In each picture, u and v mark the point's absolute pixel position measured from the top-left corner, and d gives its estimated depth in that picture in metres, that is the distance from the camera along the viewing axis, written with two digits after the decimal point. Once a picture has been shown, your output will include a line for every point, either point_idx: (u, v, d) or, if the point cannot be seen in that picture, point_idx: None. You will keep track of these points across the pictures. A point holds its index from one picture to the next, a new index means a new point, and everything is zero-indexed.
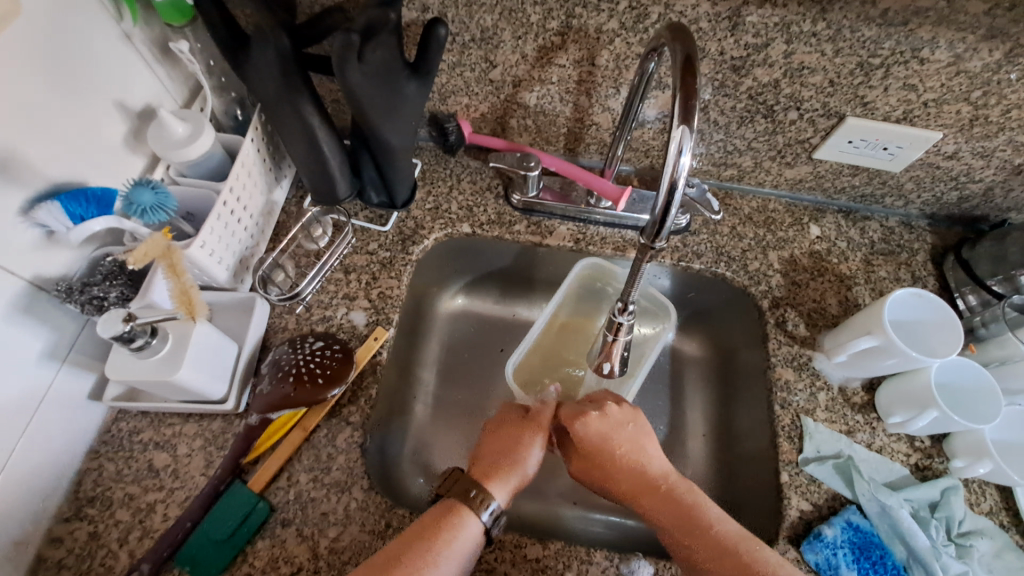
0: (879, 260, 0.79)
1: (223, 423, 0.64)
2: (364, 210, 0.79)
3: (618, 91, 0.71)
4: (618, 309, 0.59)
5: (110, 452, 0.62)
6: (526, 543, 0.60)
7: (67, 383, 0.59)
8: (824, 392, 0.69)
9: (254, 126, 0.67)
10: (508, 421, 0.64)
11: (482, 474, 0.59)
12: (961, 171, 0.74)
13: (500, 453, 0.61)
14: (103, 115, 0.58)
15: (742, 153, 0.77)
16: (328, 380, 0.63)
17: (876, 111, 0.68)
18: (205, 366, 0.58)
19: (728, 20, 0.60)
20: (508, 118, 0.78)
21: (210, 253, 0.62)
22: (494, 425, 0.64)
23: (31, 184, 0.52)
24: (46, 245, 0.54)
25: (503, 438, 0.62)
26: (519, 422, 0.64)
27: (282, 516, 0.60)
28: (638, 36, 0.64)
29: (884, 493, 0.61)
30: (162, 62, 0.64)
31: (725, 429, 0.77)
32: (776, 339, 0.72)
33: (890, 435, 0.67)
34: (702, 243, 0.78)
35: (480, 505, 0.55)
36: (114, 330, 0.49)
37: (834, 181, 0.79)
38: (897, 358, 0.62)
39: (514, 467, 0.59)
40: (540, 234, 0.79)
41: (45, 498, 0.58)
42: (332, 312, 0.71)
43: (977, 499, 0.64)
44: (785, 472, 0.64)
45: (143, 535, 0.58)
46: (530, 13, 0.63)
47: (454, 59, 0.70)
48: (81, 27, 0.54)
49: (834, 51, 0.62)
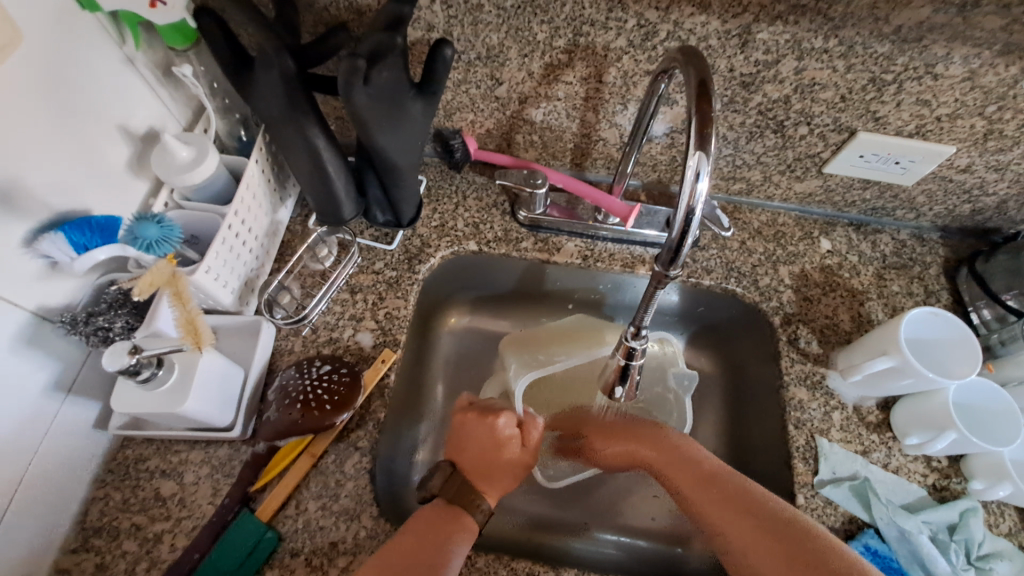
0: (891, 274, 0.77)
1: (230, 450, 0.63)
2: (369, 228, 0.78)
3: (625, 108, 0.70)
4: (631, 333, 0.58)
5: (117, 481, 0.61)
6: (538, 571, 0.58)
7: (72, 413, 0.58)
8: (839, 411, 0.68)
9: (258, 147, 0.67)
10: (465, 422, 0.65)
11: (474, 476, 0.62)
12: (973, 184, 0.73)
13: (480, 451, 0.63)
14: (106, 141, 0.57)
15: (751, 167, 0.76)
16: (335, 406, 0.62)
17: (887, 126, 0.67)
18: (212, 395, 0.58)
19: (738, 37, 0.59)
20: (514, 134, 0.77)
21: (215, 278, 0.61)
22: (454, 429, 0.66)
23: (35, 215, 0.51)
24: (49, 276, 0.53)
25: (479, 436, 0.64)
26: (475, 421, 0.65)
27: (290, 546, 0.59)
28: (646, 54, 0.63)
29: (902, 516, 0.60)
30: (165, 85, 0.64)
31: (737, 447, 0.76)
32: (789, 357, 0.71)
33: (907, 455, 0.66)
34: (711, 258, 0.77)
35: (475, 507, 0.59)
36: (119, 363, 0.49)
37: (844, 194, 0.78)
38: (913, 379, 0.61)
39: (496, 465, 0.63)
40: (547, 252, 0.78)
41: (52, 529, 0.57)
42: (338, 334, 0.71)
43: (995, 520, 0.63)
44: (801, 495, 0.63)
45: (150, 567, 0.57)
46: (536, 32, 0.63)
47: (459, 76, 0.69)
48: (84, 54, 0.53)
49: (846, 67, 0.61)
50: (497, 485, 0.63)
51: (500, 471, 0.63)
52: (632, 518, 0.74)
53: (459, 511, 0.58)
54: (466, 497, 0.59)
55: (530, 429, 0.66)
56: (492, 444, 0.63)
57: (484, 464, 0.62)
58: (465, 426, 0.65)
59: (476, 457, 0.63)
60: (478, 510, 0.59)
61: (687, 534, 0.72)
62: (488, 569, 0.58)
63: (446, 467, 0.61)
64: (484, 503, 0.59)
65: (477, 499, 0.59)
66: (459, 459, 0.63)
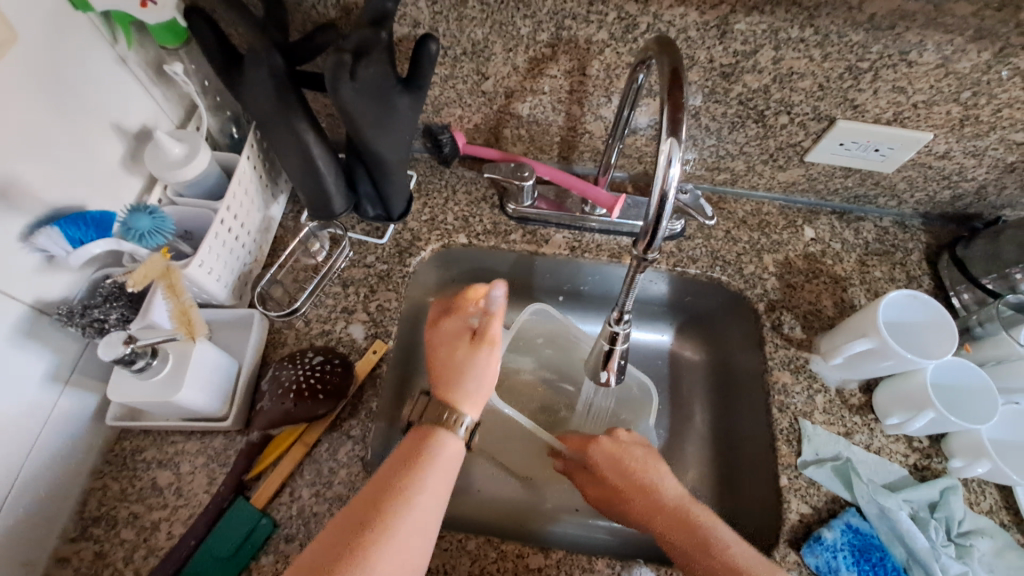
0: (874, 260, 0.79)
1: (225, 440, 0.64)
2: (360, 223, 0.80)
3: (609, 100, 0.72)
4: (614, 317, 0.60)
5: (114, 472, 0.63)
6: (528, 553, 0.60)
7: (69, 404, 0.60)
8: (822, 394, 0.69)
9: (249, 144, 0.68)
10: (434, 326, 0.60)
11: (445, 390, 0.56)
12: (953, 170, 0.74)
13: (448, 357, 0.57)
14: (100, 138, 0.59)
15: (735, 157, 0.77)
16: (328, 395, 0.64)
17: (865, 114, 0.68)
18: (206, 384, 0.59)
19: (716, 28, 0.61)
20: (501, 128, 0.79)
21: (208, 271, 0.63)
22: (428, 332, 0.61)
23: (30, 210, 0.52)
24: (47, 270, 0.55)
25: (444, 336, 0.58)
26: (444, 319, 0.60)
27: (285, 532, 0.60)
28: (628, 46, 0.64)
29: (883, 494, 0.62)
30: (157, 83, 0.65)
31: (724, 433, 0.77)
32: (772, 343, 0.72)
33: (888, 436, 0.67)
34: (697, 247, 0.79)
35: (453, 422, 0.54)
36: (115, 353, 0.50)
37: (826, 183, 0.79)
38: (893, 360, 0.63)
39: (463, 372, 0.56)
40: (535, 243, 0.79)
41: (51, 518, 0.58)
42: (331, 326, 0.72)
43: (976, 498, 0.65)
44: (785, 476, 0.64)
45: (148, 554, 0.58)
46: (520, 26, 0.64)
47: (446, 72, 0.71)
48: (77, 53, 0.55)
49: (822, 56, 0.62)
50: (472, 391, 0.56)
51: (465, 377, 0.56)
52: None
53: (433, 433, 0.53)
54: (436, 413, 0.54)
55: (491, 321, 0.57)
56: (453, 344, 0.58)
57: (450, 371, 0.56)
58: (433, 330, 0.60)
59: (445, 362, 0.57)
60: (459, 426, 0.54)
61: None
62: (478, 552, 0.60)
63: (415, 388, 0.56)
64: (462, 416, 0.54)
65: (450, 414, 0.54)
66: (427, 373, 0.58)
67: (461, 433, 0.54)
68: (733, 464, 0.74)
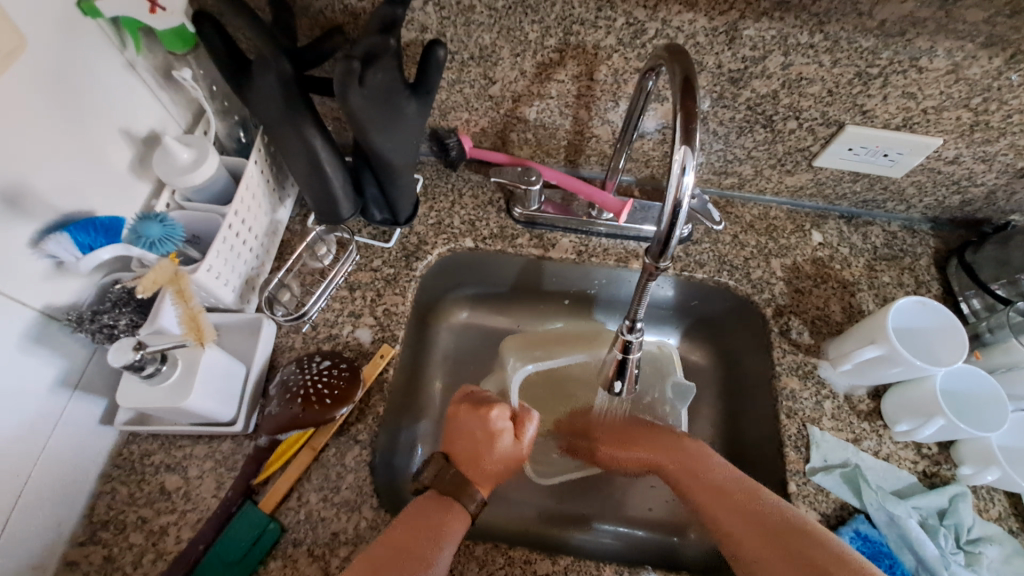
0: (882, 266, 0.79)
1: (232, 444, 0.64)
2: (367, 227, 0.80)
3: (617, 105, 0.71)
4: (626, 326, 0.60)
5: (122, 476, 0.63)
6: (535, 558, 0.60)
7: (78, 409, 0.60)
8: (830, 400, 0.69)
9: (257, 148, 0.68)
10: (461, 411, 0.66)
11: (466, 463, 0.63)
12: (962, 175, 0.74)
13: (468, 442, 0.64)
14: (110, 144, 0.59)
15: (742, 162, 0.77)
16: (335, 400, 0.64)
17: (875, 119, 0.68)
18: (214, 390, 0.59)
19: (725, 34, 0.60)
20: (508, 133, 0.79)
21: (216, 276, 0.63)
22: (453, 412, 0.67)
23: (40, 217, 0.52)
24: (56, 276, 0.55)
25: (467, 428, 0.65)
26: (468, 412, 0.65)
27: (293, 536, 0.60)
28: (636, 51, 0.64)
29: (892, 502, 0.62)
30: (166, 89, 0.65)
31: (732, 439, 0.77)
32: (781, 348, 0.72)
33: (897, 442, 0.67)
34: (704, 252, 0.78)
35: (467, 497, 0.60)
36: (124, 359, 0.50)
37: (835, 187, 0.79)
38: (902, 367, 0.62)
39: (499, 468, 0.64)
40: (542, 247, 0.79)
41: (59, 523, 0.58)
42: (337, 330, 0.72)
43: (985, 505, 0.64)
44: (793, 482, 0.64)
45: (157, 558, 0.58)
46: (528, 31, 0.64)
47: (453, 76, 0.71)
48: (87, 60, 0.55)
49: (832, 62, 0.62)
50: (490, 476, 0.63)
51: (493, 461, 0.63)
52: (632, 509, 0.75)
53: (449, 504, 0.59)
54: (458, 489, 0.60)
55: (524, 423, 0.66)
56: (485, 440, 0.63)
57: (475, 457, 0.63)
58: (458, 420, 0.65)
59: (468, 450, 0.63)
60: (473, 501, 0.60)
61: (684, 524, 0.73)
62: (486, 558, 0.60)
63: (438, 457, 0.63)
64: (476, 495, 0.60)
65: (467, 492, 0.60)
66: (452, 452, 0.64)
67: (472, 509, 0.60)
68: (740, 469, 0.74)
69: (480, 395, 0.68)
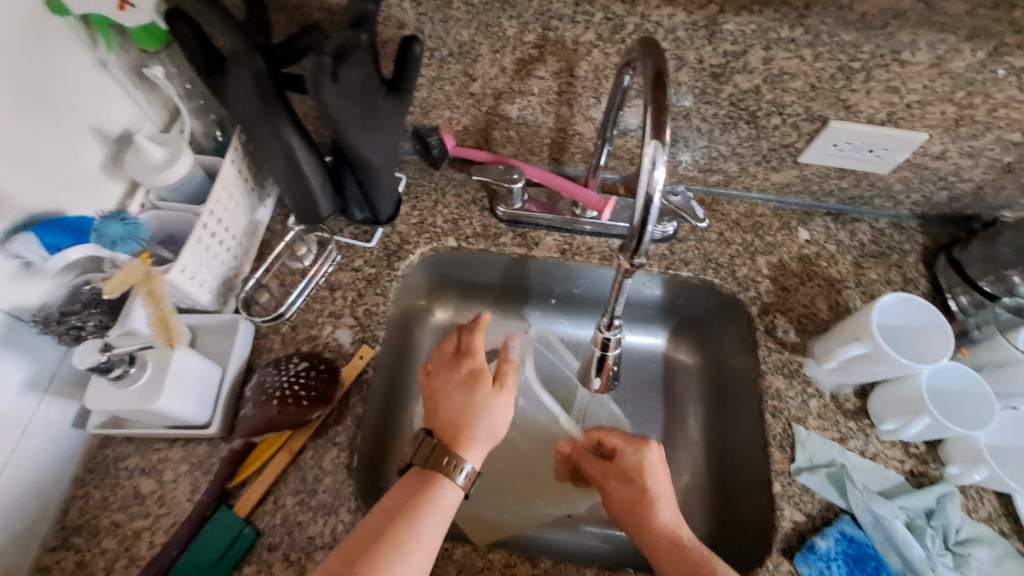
0: (870, 262, 0.78)
1: (208, 447, 0.63)
2: (348, 226, 0.79)
3: (599, 101, 0.71)
4: (604, 324, 0.60)
5: (96, 479, 0.62)
6: (516, 562, 0.59)
7: (50, 412, 0.59)
8: (816, 399, 0.68)
9: (234, 147, 0.67)
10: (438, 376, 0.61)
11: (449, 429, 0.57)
12: (949, 171, 0.73)
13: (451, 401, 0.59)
14: (81, 143, 0.58)
15: (727, 159, 0.76)
16: (313, 401, 0.62)
17: (859, 114, 0.67)
18: (187, 392, 0.58)
19: (705, 28, 0.60)
20: (491, 131, 0.78)
21: (190, 277, 0.62)
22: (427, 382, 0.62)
23: (6, 216, 0.52)
24: (24, 276, 0.54)
25: (448, 391, 0.60)
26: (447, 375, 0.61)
27: (268, 541, 0.59)
28: (615, 46, 0.63)
29: (878, 502, 0.61)
30: (140, 87, 0.64)
31: (718, 439, 0.76)
32: (766, 346, 0.71)
33: (884, 442, 0.66)
34: (689, 250, 0.77)
35: (452, 469, 0.54)
36: (90, 361, 0.49)
37: (821, 184, 0.78)
38: (887, 365, 0.61)
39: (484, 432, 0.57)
40: (526, 246, 0.78)
41: (30, 528, 0.57)
42: (317, 331, 0.71)
43: (974, 505, 0.63)
44: (778, 483, 0.63)
45: (129, 563, 0.57)
46: (506, 27, 0.63)
47: (433, 73, 0.70)
48: (54, 58, 0.54)
49: (814, 56, 0.61)
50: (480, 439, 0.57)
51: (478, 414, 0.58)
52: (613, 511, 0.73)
53: (435, 481, 0.53)
54: (439, 460, 0.54)
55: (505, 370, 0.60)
56: (464, 393, 0.59)
57: (459, 416, 0.57)
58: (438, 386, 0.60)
59: (449, 412, 0.58)
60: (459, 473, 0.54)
61: None
62: (465, 562, 0.59)
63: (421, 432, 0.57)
64: (463, 463, 0.54)
65: (450, 460, 0.54)
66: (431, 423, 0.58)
67: (461, 481, 0.54)
68: (725, 469, 0.73)
69: (463, 343, 0.63)
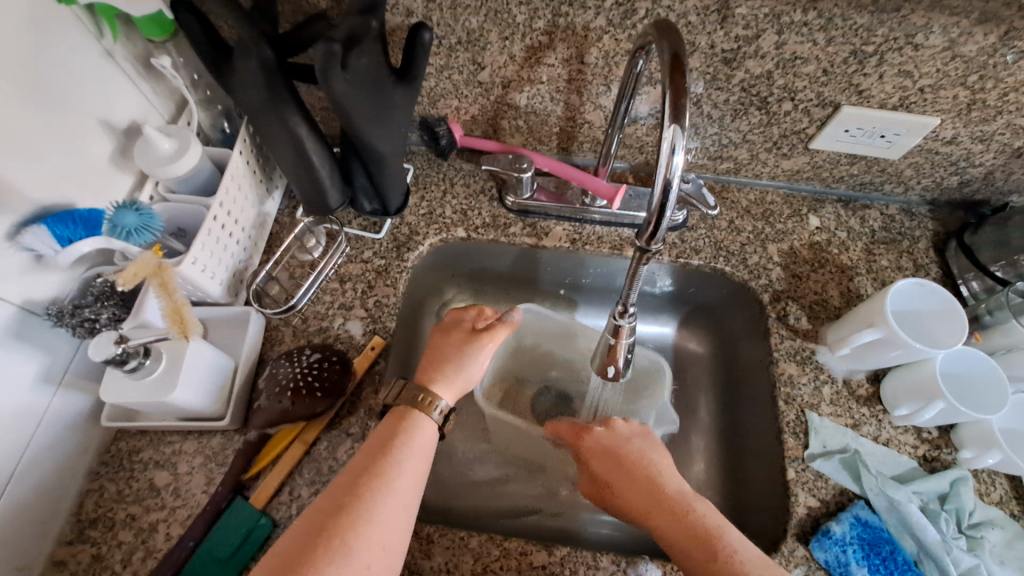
0: (880, 249, 0.77)
1: (223, 439, 0.63)
2: (357, 218, 0.78)
3: (608, 89, 0.70)
4: (618, 311, 0.60)
5: (111, 473, 0.62)
6: (531, 550, 0.59)
7: (63, 406, 0.59)
8: (829, 385, 0.68)
9: (242, 138, 0.67)
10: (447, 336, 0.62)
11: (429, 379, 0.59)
12: (960, 156, 0.73)
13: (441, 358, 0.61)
14: (89, 135, 0.58)
15: (738, 146, 0.76)
16: (326, 392, 0.63)
17: (871, 99, 0.66)
18: (200, 385, 0.58)
19: (716, 13, 0.59)
20: (499, 120, 0.77)
21: (202, 269, 0.61)
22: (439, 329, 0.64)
23: (17, 208, 0.51)
24: (36, 269, 0.54)
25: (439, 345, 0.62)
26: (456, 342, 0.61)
27: (284, 532, 0.59)
28: (626, 32, 0.63)
29: (892, 487, 0.61)
30: (146, 79, 0.64)
31: (730, 427, 0.76)
32: (778, 334, 0.71)
33: (896, 427, 0.66)
34: (700, 238, 0.77)
35: (429, 407, 0.56)
36: (105, 353, 0.50)
37: (832, 170, 0.78)
38: (901, 350, 0.61)
39: (460, 379, 0.60)
40: (536, 236, 0.78)
41: (46, 522, 0.57)
42: (328, 323, 0.71)
43: (987, 489, 0.64)
44: (792, 469, 0.63)
45: (146, 556, 0.57)
46: (516, 14, 0.62)
47: (441, 62, 0.69)
48: (60, 47, 0.53)
49: (826, 40, 0.60)
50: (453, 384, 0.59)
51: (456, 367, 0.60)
52: None
53: (408, 415, 0.55)
54: (413, 397, 0.56)
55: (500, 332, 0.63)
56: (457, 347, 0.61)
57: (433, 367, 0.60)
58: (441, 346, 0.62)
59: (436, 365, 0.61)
60: (433, 409, 0.56)
61: None
62: (481, 550, 0.59)
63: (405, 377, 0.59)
64: (438, 402, 0.56)
65: (426, 398, 0.56)
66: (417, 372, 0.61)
67: (435, 416, 0.56)
68: (737, 456, 0.73)
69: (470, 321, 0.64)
